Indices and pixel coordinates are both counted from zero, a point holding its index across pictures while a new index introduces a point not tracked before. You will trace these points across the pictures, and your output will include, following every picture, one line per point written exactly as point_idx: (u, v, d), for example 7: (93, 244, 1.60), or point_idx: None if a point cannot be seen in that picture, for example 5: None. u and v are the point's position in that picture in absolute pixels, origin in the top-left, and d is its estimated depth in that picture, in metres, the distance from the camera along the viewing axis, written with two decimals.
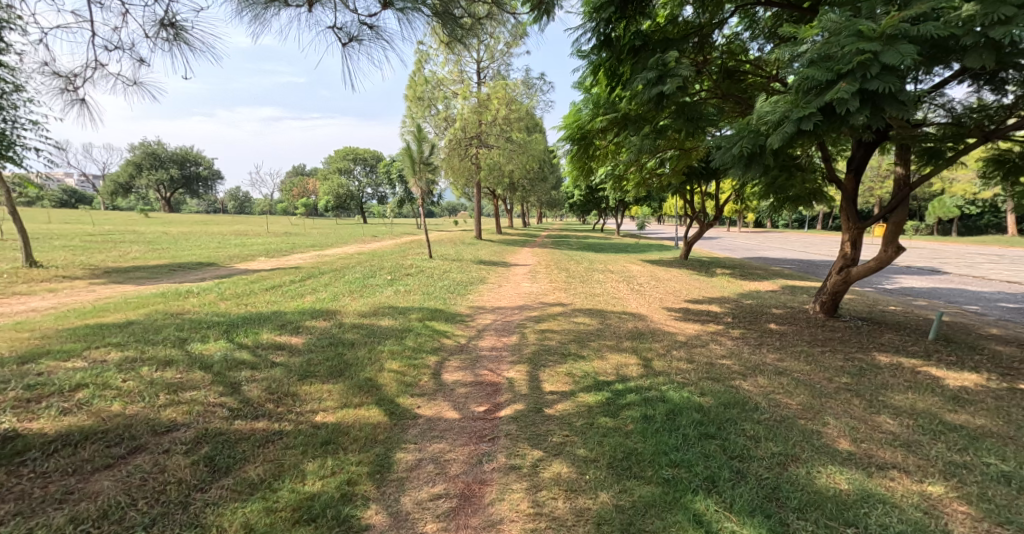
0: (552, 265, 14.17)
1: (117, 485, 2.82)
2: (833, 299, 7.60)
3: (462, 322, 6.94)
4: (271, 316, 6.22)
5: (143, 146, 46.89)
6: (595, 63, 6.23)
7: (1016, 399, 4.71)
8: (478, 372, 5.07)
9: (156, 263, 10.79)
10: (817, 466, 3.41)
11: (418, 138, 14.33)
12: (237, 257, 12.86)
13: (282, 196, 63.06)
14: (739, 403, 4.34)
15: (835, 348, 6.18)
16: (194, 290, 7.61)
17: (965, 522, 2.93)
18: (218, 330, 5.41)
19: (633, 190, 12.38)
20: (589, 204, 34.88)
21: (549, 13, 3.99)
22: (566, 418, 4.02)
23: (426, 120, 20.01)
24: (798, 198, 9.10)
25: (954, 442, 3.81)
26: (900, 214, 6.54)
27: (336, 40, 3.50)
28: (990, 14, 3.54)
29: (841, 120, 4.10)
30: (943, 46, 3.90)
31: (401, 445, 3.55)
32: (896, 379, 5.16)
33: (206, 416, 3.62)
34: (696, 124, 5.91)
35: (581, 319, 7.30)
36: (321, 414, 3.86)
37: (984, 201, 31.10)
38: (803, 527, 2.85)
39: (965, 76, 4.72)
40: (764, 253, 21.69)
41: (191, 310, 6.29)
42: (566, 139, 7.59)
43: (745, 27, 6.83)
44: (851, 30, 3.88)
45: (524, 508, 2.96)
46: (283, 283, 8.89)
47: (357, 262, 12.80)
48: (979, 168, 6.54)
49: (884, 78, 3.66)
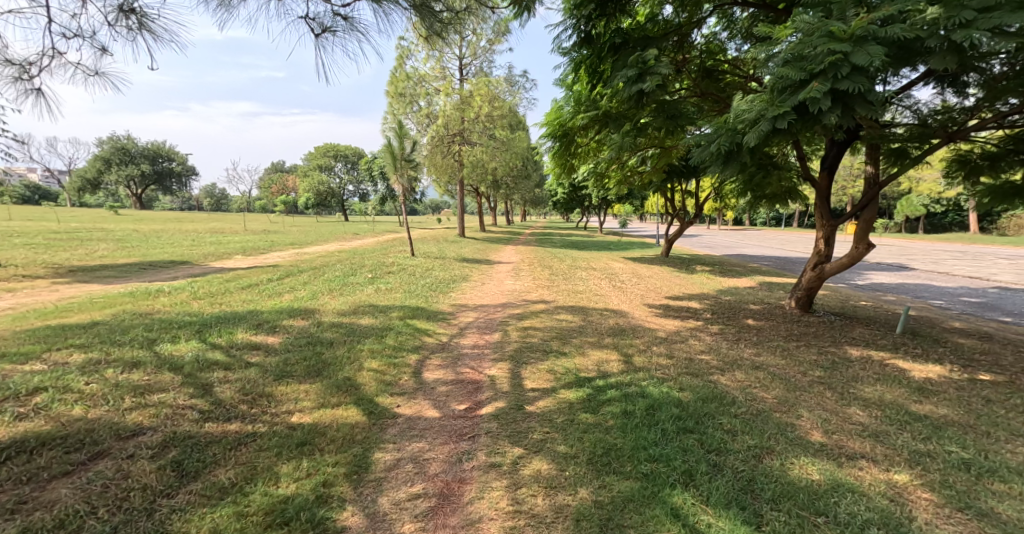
0: (535, 262, 14.20)
1: (75, 493, 2.72)
2: (808, 295, 7.76)
3: (444, 320, 6.90)
4: (247, 316, 6.08)
5: (110, 140, 45.39)
6: (576, 59, 6.19)
7: (977, 390, 4.88)
8: (459, 370, 5.04)
9: (125, 262, 10.43)
10: (791, 458, 3.48)
11: (399, 134, 14.21)
12: (212, 255, 12.52)
13: (261, 194, 62.08)
14: (716, 397, 4.40)
15: (809, 343, 6.31)
16: (165, 289, 7.40)
17: (928, 509, 3.02)
18: (190, 330, 5.26)
19: (615, 188, 12.46)
20: (573, 203, 35.25)
21: (530, 9, 3.96)
22: (547, 415, 4.02)
23: (408, 116, 19.78)
24: (774, 196, 9.25)
25: (919, 432, 3.93)
26: (870, 212, 6.70)
27: (309, 31, 3.45)
28: (953, 17, 3.66)
29: (814, 119, 4.18)
30: (909, 48, 4.00)
31: (380, 445, 3.51)
32: (867, 371, 5.31)
33: (175, 419, 3.50)
34: (676, 122, 5.97)
35: (563, 317, 7.30)
36: (297, 415, 3.79)
37: (948, 199, 32.28)
38: (776, 518, 2.90)
39: (930, 78, 4.87)
40: (743, 250, 22.01)
41: (161, 310, 6.10)
42: (547, 136, 7.62)
43: (723, 27, 6.90)
44: (822, 31, 3.96)
45: (503, 506, 2.95)
46: (261, 281, 8.70)
47: (338, 259, 12.59)
48: (943, 168, 6.74)
49: (854, 78, 3.75)
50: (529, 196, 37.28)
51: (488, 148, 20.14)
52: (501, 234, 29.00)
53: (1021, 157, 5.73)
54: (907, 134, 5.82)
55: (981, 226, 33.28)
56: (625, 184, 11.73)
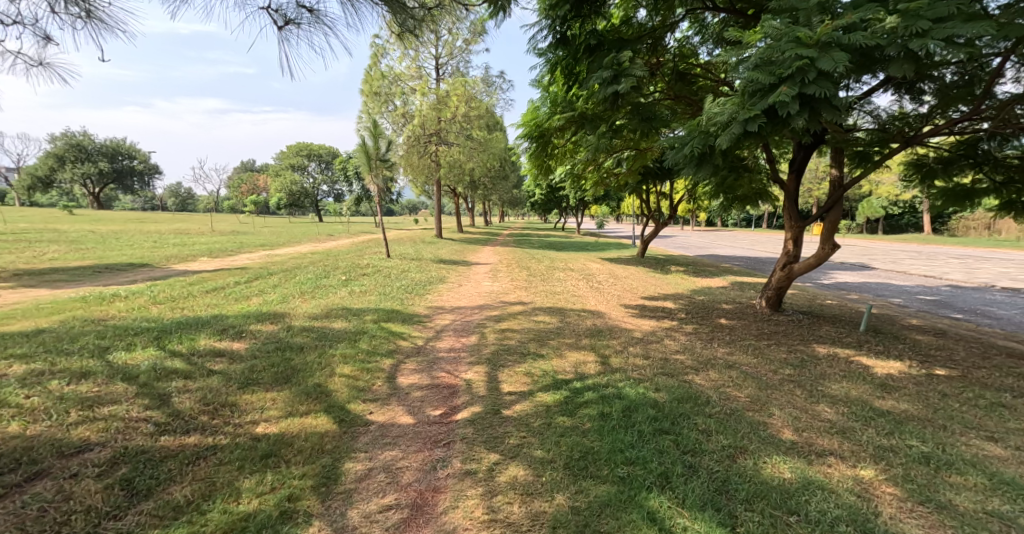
0: (513, 263, 14.12)
1: (6, 520, 2.51)
2: (778, 294, 7.90)
3: (420, 323, 6.76)
4: (211, 321, 5.82)
5: (64, 137, 43.16)
6: (552, 60, 6.15)
7: (935, 385, 5.04)
8: (435, 374, 4.92)
9: (78, 265, 9.88)
10: (763, 457, 3.50)
11: (374, 133, 13.93)
12: (174, 257, 12.01)
13: (230, 194, 60.27)
14: (691, 397, 4.42)
15: (779, 341, 6.42)
16: (121, 293, 7.03)
17: (892, 503, 3.07)
18: (148, 337, 5.00)
19: (592, 189, 12.49)
20: (550, 204, 35.46)
21: (505, 9, 3.88)
22: (524, 419, 3.95)
23: (383, 116, 19.46)
24: (745, 197, 9.39)
25: (882, 427, 4.02)
26: (835, 214, 6.87)
27: (271, 22, 3.30)
28: (910, 27, 3.75)
29: (783, 123, 4.24)
30: (870, 56, 4.09)
31: (351, 454, 3.38)
32: (834, 369, 5.43)
33: (127, 433, 3.29)
34: (651, 124, 5.97)
35: (541, 318, 7.26)
36: (263, 425, 3.63)
37: (905, 200, 33.77)
38: (750, 519, 2.89)
39: (889, 85, 5.03)
40: (715, 250, 22.45)
41: (116, 316, 5.79)
42: (524, 137, 7.59)
43: (695, 32, 6.98)
44: (790, 36, 4.00)
45: (478, 515, 2.86)
46: (227, 284, 8.37)
47: (309, 261, 12.24)
48: (901, 172, 6.97)
49: (820, 83, 3.82)
50: (506, 197, 37.25)
51: (465, 149, 20.03)
52: (478, 234, 28.90)
53: (971, 162, 5.96)
54: (868, 138, 6.00)
55: (934, 228, 34.86)
56: (601, 185, 11.75)
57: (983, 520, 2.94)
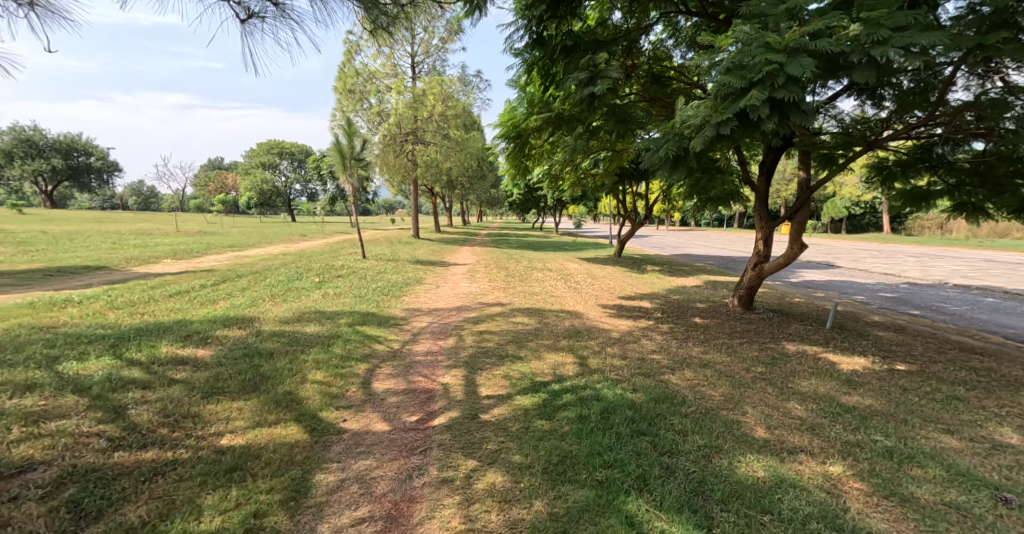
0: (491, 264, 14.03)
1: None
2: (749, 293, 8.05)
3: (396, 326, 6.62)
4: (173, 327, 5.54)
5: (14, 131, 40.90)
6: (529, 61, 6.10)
7: (897, 379, 5.19)
8: (411, 379, 4.81)
9: (27, 269, 9.32)
10: (738, 456, 3.52)
11: (348, 132, 13.62)
12: (134, 259, 11.46)
13: (197, 193, 58.27)
14: (668, 397, 4.42)
15: (752, 340, 6.52)
16: (75, 299, 6.65)
17: (860, 498, 3.12)
18: (103, 345, 4.73)
19: (569, 189, 12.51)
20: (528, 204, 35.51)
21: (481, 8, 3.80)
22: (502, 423, 3.88)
23: (357, 114, 19.07)
24: (718, 199, 9.55)
25: (849, 423, 4.10)
26: (803, 215, 7.02)
27: (234, 15, 3.13)
28: (872, 35, 3.84)
29: (754, 126, 4.28)
30: (835, 62, 4.17)
31: (322, 465, 3.25)
32: (803, 366, 5.54)
33: (76, 450, 3.08)
34: (627, 125, 5.97)
35: (519, 319, 7.20)
36: (228, 437, 3.46)
37: (867, 201, 35.07)
38: (726, 519, 2.89)
39: (852, 91, 5.16)
40: (690, 250, 22.86)
41: (67, 323, 5.45)
42: (502, 137, 7.51)
43: (669, 35, 7.05)
44: (760, 41, 4.04)
45: (455, 525, 2.78)
46: (191, 288, 8.03)
47: (280, 263, 11.87)
48: (863, 174, 7.19)
49: (789, 87, 3.86)
50: (484, 197, 37.12)
51: (442, 148, 19.83)
52: (456, 234, 28.68)
53: (928, 164, 6.18)
54: (833, 142, 6.14)
55: (894, 227, 36.35)
56: (578, 185, 11.77)
57: (942, 512, 3.01)
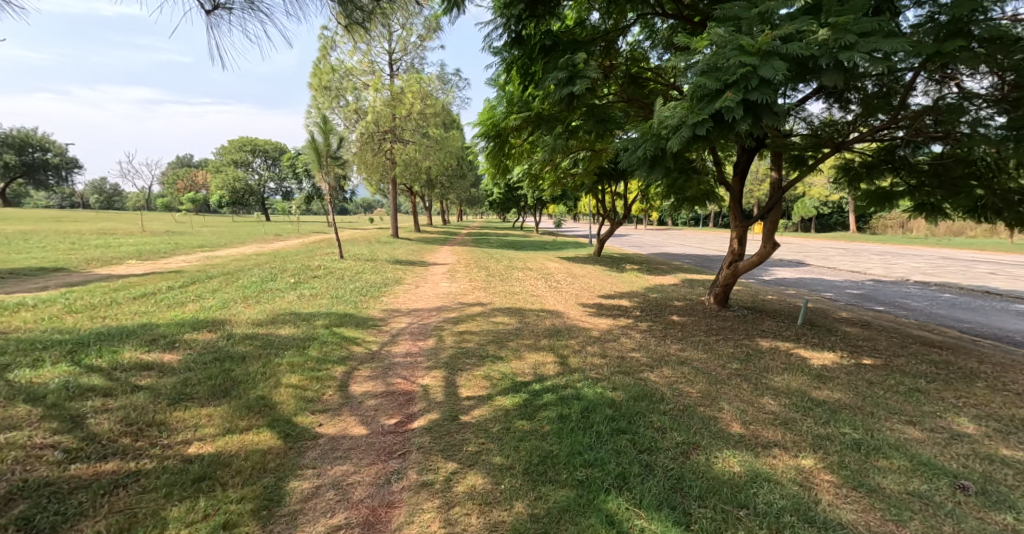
0: (471, 264, 13.92)
1: None
2: (724, 291, 8.18)
3: (374, 327, 6.49)
4: (137, 331, 5.30)
5: None
6: (508, 59, 6.05)
7: (864, 373, 5.33)
8: (390, 381, 4.71)
9: None
10: (715, 452, 3.54)
11: (324, 129, 13.33)
12: (97, 260, 10.98)
13: (165, 191, 56.37)
14: (647, 395, 4.43)
15: (727, 337, 6.62)
16: (30, 302, 6.31)
17: (830, 490, 3.18)
18: (60, 351, 4.49)
19: (548, 188, 12.52)
20: (508, 203, 35.48)
21: (459, 5, 3.74)
22: (482, 424, 3.82)
23: (333, 112, 18.71)
24: (695, 198, 9.68)
25: (819, 417, 4.18)
26: (775, 215, 7.17)
27: (199, 6, 2.99)
28: (839, 40, 3.92)
29: (729, 127, 4.33)
30: (805, 66, 4.24)
31: (297, 472, 3.14)
32: (776, 361, 5.64)
33: (28, 463, 2.90)
34: (605, 126, 5.97)
35: (499, 319, 7.15)
36: (196, 445, 3.31)
37: (835, 201, 36.20)
38: (704, 515, 2.90)
39: (821, 94, 5.27)
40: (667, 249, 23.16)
41: (21, 328, 5.16)
42: (481, 136, 7.43)
43: (646, 36, 7.11)
44: (733, 44, 4.08)
45: (435, 529, 2.72)
46: (158, 290, 7.72)
47: (253, 263, 11.53)
48: (831, 174, 7.38)
49: (762, 90, 3.91)
50: (463, 196, 36.93)
51: (421, 146, 19.63)
52: (435, 234, 28.44)
53: (891, 164, 6.37)
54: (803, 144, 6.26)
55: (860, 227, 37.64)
56: (558, 185, 11.78)
57: (905, 501, 3.09)
